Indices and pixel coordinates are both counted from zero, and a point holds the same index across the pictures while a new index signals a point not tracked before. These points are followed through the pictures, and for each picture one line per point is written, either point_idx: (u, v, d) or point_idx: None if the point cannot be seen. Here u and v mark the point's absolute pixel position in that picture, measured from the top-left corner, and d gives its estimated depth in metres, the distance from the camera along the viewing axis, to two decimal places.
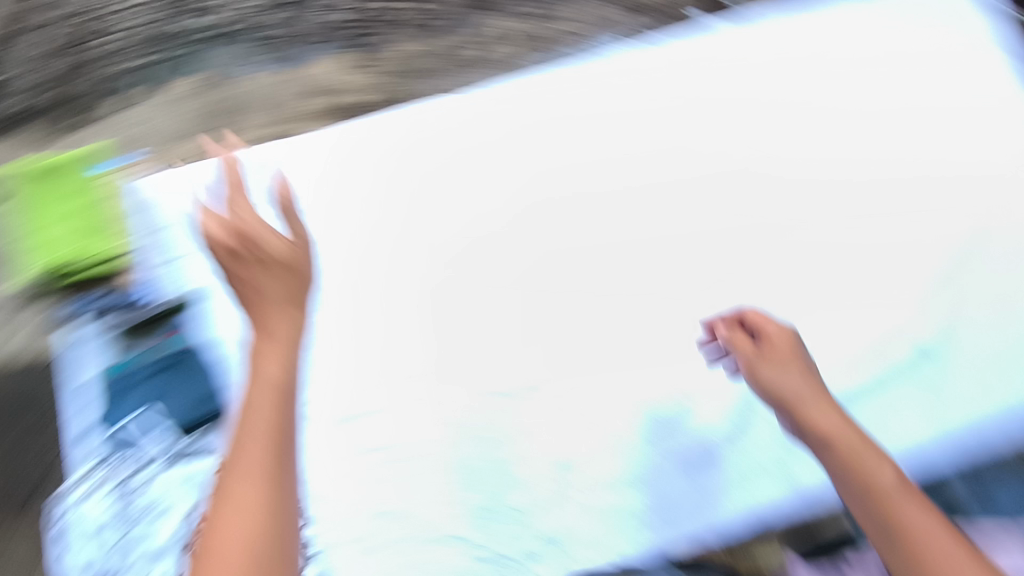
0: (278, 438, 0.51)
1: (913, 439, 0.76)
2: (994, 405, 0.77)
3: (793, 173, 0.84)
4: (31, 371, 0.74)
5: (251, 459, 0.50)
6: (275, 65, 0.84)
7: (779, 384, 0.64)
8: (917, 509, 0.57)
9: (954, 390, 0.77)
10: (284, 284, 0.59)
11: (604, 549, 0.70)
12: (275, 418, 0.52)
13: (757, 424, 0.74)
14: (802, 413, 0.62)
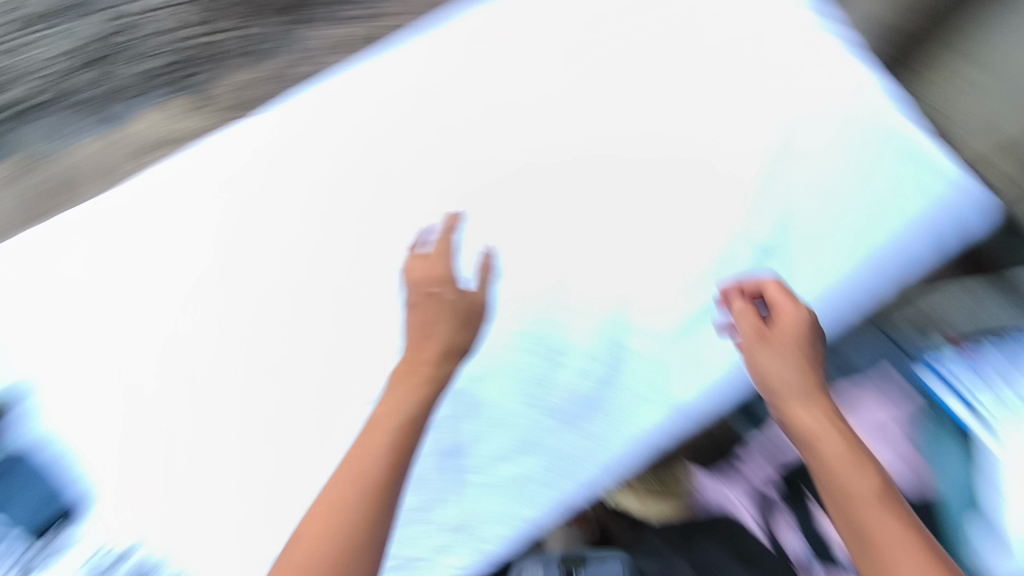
0: (366, 479, 0.57)
1: None
2: (835, 276, 0.79)
3: (625, 118, 0.82)
4: None
5: (331, 498, 0.56)
6: (94, 128, 0.81)
7: (763, 363, 0.67)
8: (860, 475, 0.58)
9: (793, 274, 0.79)
10: (448, 315, 0.68)
11: (506, 521, 0.71)
12: (409, 434, 0.61)
13: (620, 358, 0.74)
14: (778, 395, 0.65)
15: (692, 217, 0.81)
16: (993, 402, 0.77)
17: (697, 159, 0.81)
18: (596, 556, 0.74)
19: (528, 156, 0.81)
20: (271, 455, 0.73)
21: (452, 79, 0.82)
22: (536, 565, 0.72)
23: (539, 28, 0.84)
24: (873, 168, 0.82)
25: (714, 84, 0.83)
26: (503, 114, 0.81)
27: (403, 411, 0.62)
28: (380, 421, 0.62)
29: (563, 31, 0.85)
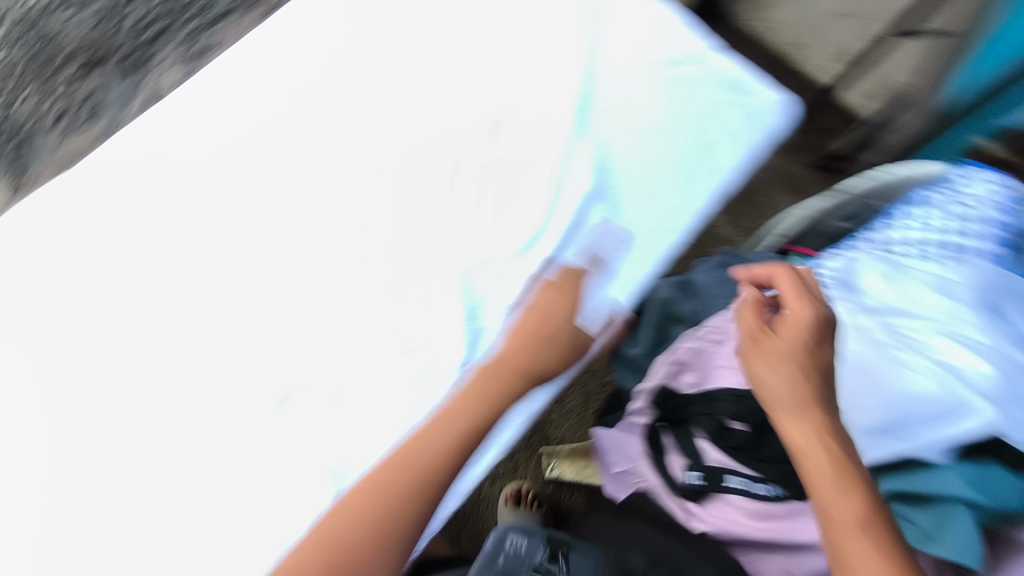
0: (417, 469, 0.62)
1: (630, 280, 0.78)
2: (680, 209, 0.81)
3: (449, 109, 0.83)
4: None
5: (371, 485, 0.61)
6: None
7: (759, 367, 0.59)
8: (845, 499, 0.52)
9: (642, 216, 0.80)
10: (547, 308, 0.72)
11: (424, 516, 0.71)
12: (491, 396, 0.67)
13: (489, 334, 0.75)
14: (773, 400, 0.57)
15: (530, 168, 0.80)
16: (838, 286, 0.71)
17: (523, 129, 0.82)
18: (578, 547, 0.64)
19: (353, 150, 0.82)
20: (138, 516, 0.68)
21: (267, 100, 0.84)
22: (522, 535, 0.65)
23: (340, 39, 0.88)
24: (687, 108, 0.86)
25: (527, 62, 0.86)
26: (320, 120, 0.83)
27: (552, 337, 0.70)
28: (503, 358, 0.69)
29: (383, 50, 0.87)
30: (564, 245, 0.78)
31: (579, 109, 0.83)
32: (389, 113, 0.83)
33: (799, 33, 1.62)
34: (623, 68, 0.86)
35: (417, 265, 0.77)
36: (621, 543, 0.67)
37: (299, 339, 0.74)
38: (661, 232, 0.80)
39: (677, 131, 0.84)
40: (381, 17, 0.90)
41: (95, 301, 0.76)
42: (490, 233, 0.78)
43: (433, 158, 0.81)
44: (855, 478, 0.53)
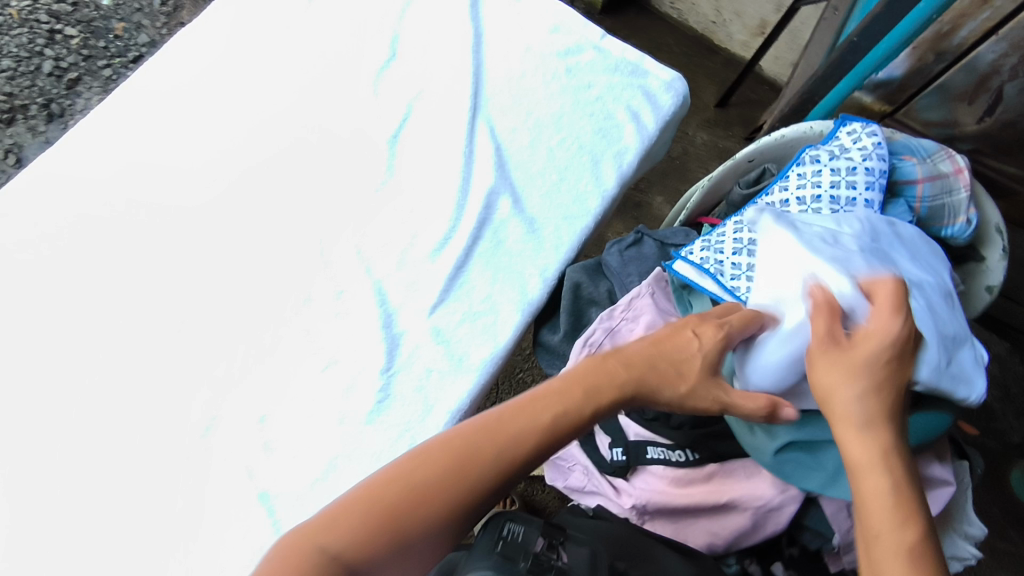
0: (471, 458, 0.50)
1: (545, 269, 0.79)
2: (584, 192, 0.83)
3: (343, 126, 0.84)
4: None
5: (421, 463, 0.49)
6: None
7: (824, 360, 0.55)
8: (898, 521, 0.45)
9: (549, 206, 0.82)
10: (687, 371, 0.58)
11: None
12: (581, 392, 0.54)
13: (409, 337, 0.75)
14: (831, 404, 0.53)
15: (429, 175, 0.82)
16: (714, 254, 0.72)
17: (415, 140, 0.84)
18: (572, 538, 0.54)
19: (255, 177, 0.82)
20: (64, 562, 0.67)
21: (164, 130, 0.84)
22: (519, 521, 0.51)
23: (233, 64, 0.88)
24: (577, 98, 0.87)
25: (416, 73, 0.87)
26: (220, 144, 0.83)
27: (692, 360, 0.59)
28: (627, 358, 0.58)
29: (275, 74, 0.88)
30: (476, 241, 0.79)
31: (475, 111, 0.85)
32: (289, 132, 0.84)
33: (717, 11, 1.64)
34: (515, 68, 0.88)
35: (323, 281, 0.77)
36: (605, 531, 0.61)
37: (217, 366, 0.74)
38: (568, 215, 0.82)
39: (571, 119, 0.86)
40: (271, 38, 0.90)
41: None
42: (397, 240, 0.79)
43: (338, 172, 0.82)
44: (908, 502, 0.46)
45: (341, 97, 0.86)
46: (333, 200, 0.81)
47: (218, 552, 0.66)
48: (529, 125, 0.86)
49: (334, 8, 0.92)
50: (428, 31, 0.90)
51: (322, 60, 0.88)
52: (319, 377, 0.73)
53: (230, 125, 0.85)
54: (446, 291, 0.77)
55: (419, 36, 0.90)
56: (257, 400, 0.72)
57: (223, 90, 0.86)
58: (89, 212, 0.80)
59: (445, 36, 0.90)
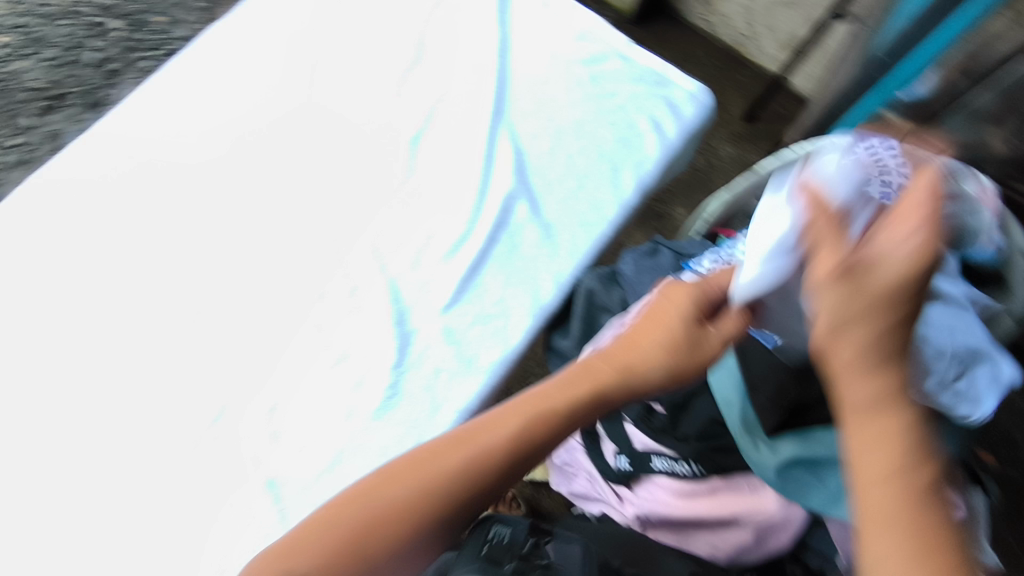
0: (433, 483, 0.51)
1: (559, 275, 0.80)
2: (602, 200, 0.83)
3: (368, 126, 0.86)
4: None
5: (401, 479, 0.51)
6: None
7: (846, 334, 0.43)
8: (900, 508, 0.42)
9: (566, 212, 0.82)
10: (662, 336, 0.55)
11: None
12: (545, 414, 0.54)
13: (420, 335, 0.76)
14: (834, 374, 0.45)
15: (449, 177, 0.83)
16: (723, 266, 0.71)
17: (438, 142, 0.85)
18: (561, 535, 0.55)
19: (281, 173, 0.84)
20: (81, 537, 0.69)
21: (195, 123, 0.86)
22: (504, 524, 0.53)
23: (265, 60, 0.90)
24: (600, 107, 0.88)
25: (442, 76, 0.89)
26: (249, 139, 0.85)
27: (669, 326, 0.55)
28: (606, 353, 0.57)
29: (304, 72, 0.90)
30: (491, 243, 0.80)
31: (498, 114, 0.86)
32: (315, 130, 0.86)
33: (748, 23, 1.63)
34: (540, 72, 0.89)
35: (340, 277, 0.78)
36: (604, 529, 0.63)
37: (234, 356, 0.76)
38: (586, 222, 0.82)
39: (592, 127, 0.87)
40: (302, 37, 0.92)
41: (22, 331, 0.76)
42: (414, 239, 0.80)
43: (360, 171, 0.84)
44: (910, 489, 0.42)
45: (368, 98, 0.87)
46: (354, 198, 0.82)
47: (227, 536, 0.68)
48: (551, 132, 0.86)
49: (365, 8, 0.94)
50: (457, 34, 0.91)
51: (351, 60, 0.90)
52: (332, 371, 0.74)
53: (259, 120, 0.87)
54: (460, 292, 0.78)
55: (447, 40, 0.91)
56: (270, 391, 0.74)
57: (254, 86, 0.88)
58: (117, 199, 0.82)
59: (473, 40, 0.90)
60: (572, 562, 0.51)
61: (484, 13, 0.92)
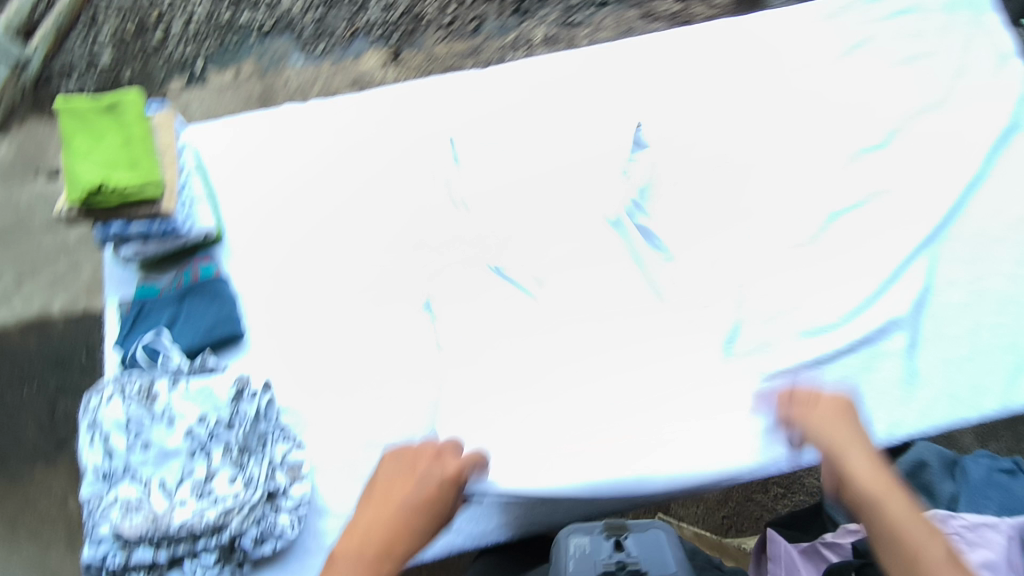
0: None
1: (895, 423, 0.75)
2: (993, 394, 0.77)
3: (789, 192, 0.86)
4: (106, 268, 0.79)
5: None
6: (344, 52, 1.44)
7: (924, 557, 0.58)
8: None
9: (938, 372, 0.78)
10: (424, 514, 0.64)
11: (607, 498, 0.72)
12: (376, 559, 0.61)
13: (732, 386, 0.77)
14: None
15: (835, 276, 0.82)
16: None
17: (846, 246, 0.83)
18: (637, 528, 0.64)
19: (692, 175, 0.87)
20: (382, 356, 0.77)
21: (653, 82, 0.91)
22: (582, 535, 0.63)
23: (743, 65, 0.93)
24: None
25: (887, 190, 0.86)
26: (685, 131, 0.89)
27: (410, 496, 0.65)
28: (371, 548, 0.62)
29: (764, 108, 0.91)
30: (850, 351, 0.78)
31: (929, 240, 0.83)
32: (745, 151, 0.88)
33: None
34: (992, 232, 0.84)
35: (692, 294, 0.81)
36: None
37: (576, 298, 0.80)
38: (954, 396, 0.77)
39: (1007, 317, 0.80)
40: (785, 58, 0.93)
41: (437, 165, 0.86)
42: (775, 299, 0.81)
43: (765, 209, 0.85)
44: None
45: (807, 166, 0.88)
46: (746, 227, 0.84)
47: (477, 412, 0.75)
48: (956, 300, 0.81)
49: (851, 86, 0.92)
50: (919, 163, 0.87)
51: (812, 128, 0.90)
52: (646, 371, 0.77)
53: (693, 123, 0.89)
54: (795, 365, 0.78)
55: (911, 164, 0.87)
56: (584, 345, 0.78)
57: (714, 91, 0.91)
58: (556, 93, 0.90)
59: (935, 178, 0.86)
60: (655, 543, 0.62)
61: (961, 160, 0.87)
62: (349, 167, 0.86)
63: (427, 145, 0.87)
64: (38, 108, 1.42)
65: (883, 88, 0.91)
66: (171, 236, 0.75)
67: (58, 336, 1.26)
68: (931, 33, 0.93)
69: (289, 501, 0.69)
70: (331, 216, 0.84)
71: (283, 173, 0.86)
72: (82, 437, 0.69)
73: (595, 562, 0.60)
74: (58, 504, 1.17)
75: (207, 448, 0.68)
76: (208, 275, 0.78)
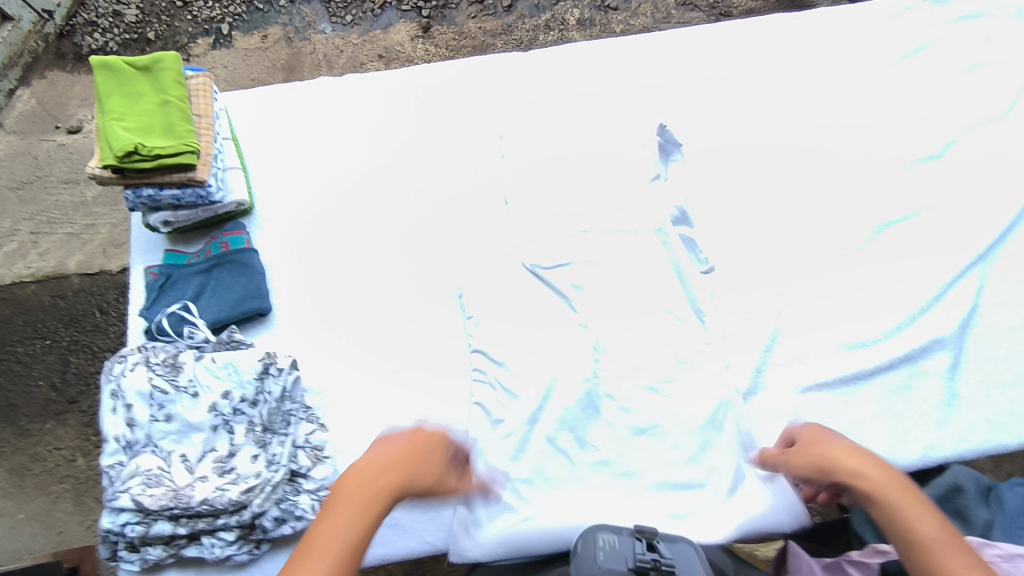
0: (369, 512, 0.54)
1: (931, 445, 0.73)
2: None
3: (834, 199, 0.83)
4: (136, 234, 0.78)
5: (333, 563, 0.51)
6: (374, 22, 1.41)
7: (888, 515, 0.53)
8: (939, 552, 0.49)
9: (976, 396, 0.76)
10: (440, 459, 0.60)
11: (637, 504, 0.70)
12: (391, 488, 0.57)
13: (766, 396, 0.75)
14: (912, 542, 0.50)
15: (877, 290, 0.79)
16: None
17: (889, 259, 0.81)
18: (666, 535, 0.60)
19: (733, 175, 0.84)
20: (408, 341, 0.76)
21: (701, 79, 0.89)
22: (611, 532, 0.58)
23: (795, 66, 0.90)
24: None
25: (935, 203, 0.83)
26: (728, 131, 0.87)
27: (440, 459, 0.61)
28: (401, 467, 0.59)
29: (812, 111, 0.88)
30: (890, 368, 0.76)
31: (979, 258, 0.80)
32: (791, 153, 0.86)
33: None
34: None
35: (727, 300, 0.79)
36: None
37: (609, 294, 0.77)
38: (992, 421, 0.75)
39: None
40: (839, 61, 0.90)
41: (473, 151, 0.84)
42: (813, 309, 0.78)
43: (812, 214, 0.83)
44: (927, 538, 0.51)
45: (854, 173, 0.85)
46: (786, 233, 0.82)
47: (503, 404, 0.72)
48: (999, 322, 0.78)
49: (902, 94, 0.89)
50: (969, 178, 0.84)
51: (861, 134, 0.87)
52: (680, 375, 0.74)
53: (737, 123, 0.87)
54: (832, 380, 0.75)
55: (961, 178, 0.84)
56: (616, 343, 0.76)
57: (760, 91, 0.89)
58: (598, 87, 0.88)
59: (984, 195, 0.83)
60: (686, 552, 0.58)
61: (1012, 178, 0.84)
62: (386, 145, 0.84)
63: (464, 129, 0.86)
64: (61, 61, 1.39)
65: (935, 99, 0.88)
66: (203, 203, 0.73)
67: (73, 293, 1.24)
68: (985, 48, 0.91)
69: (310, 484, 0.67)
70: (377, 201, 0.81)
71: (316, 146, 0.83)
72: (103, 404, 0.67)
73: (626, 555, 0.55)
74: (66, 462, 1.17)
75: (231, 424, 0.67)
76: (237, 245, 0.76)
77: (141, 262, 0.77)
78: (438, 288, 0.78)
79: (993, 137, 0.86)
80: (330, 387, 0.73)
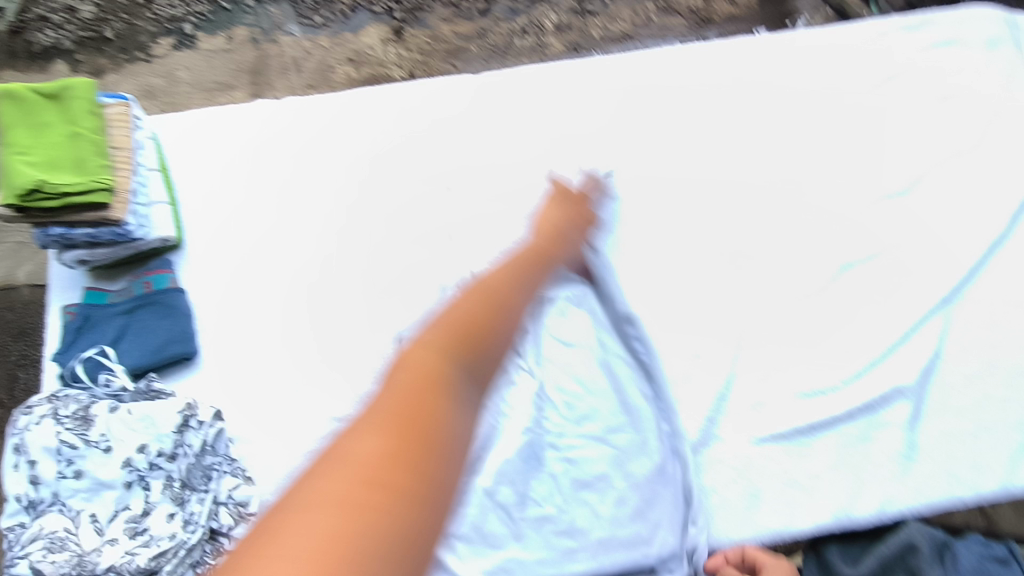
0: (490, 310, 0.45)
1: (887, 500, 0.71)
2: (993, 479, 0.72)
3: (798, 234, 0.80)
4: (53, 269, 0.73)
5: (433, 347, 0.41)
6: (342, 24, 1.35)
7: None
8: None
9: (936, 448, 0.73)
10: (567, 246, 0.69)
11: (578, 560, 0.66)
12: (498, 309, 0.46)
13: (718, 447, 0.72)
14: None
15: (840, 332, 0.76)
16: None
17: (852, 299, 0.78)
18: None
19: (694, 207, 0.81)
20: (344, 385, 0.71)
21: (668, 104, 0.85)
22: None
23: (764, 92, 0.87)
24: None
25: (902, 240, 0.80)
26: (692, 159, 0.83)
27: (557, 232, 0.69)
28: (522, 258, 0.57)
29: (780, 140, 0.84)
30: (848, 418, 0.73)
31: (944, 301, 0.77)
32: (755, 184, 0.82)
33: None
34: (1006, 295, 0.78)
35: (683, 342, 0.75)
36: None
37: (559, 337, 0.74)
38: (950, 474, 0.72)
39: (1013, 391, 0.75)
40: (812, 86, 0.87)
41: (421, 178, 0.79)
42: (772, 352, 0.75)
43: (776, 251, 0.79)
44: None
45: (820, 206, 0.81)
46: (747, 270, 0.78)
47: None
48: (963, 369, 0.75)
49: (874, 123, 0.85)
50: (937, 214, 0.81)
51: (829, 165, 0.83)
52: (632, 426, 0.71)
53: (702, 152, 0.83)
54: (788, 432, 0.72)
55: (929, 214, 0.81)
56: (563, 390, 0.72)
57: (727, 118, 0.85)
58: (558, 109, 0.84)
59: (952, 232, 0.80)
60: None
61: (981, 215, 0.81)
62: (329, 170, 0.79)
63: (412, 155, 0.80)
64: (13, 60, 1.33)
65: (907, 130, 0.85)
66: (123, 241, 0.68)
67: (19, 306, 1.19)
68: (959, 78, 0.88)
69: (232, 543, 0.63)
70: (318, 232, 0.77)
71: (256, 172, 0.79)
72: (6, 460, 0.62)
73: None
74: None
75: (146, 481, 0.62)
76: (162, 286, 0.72)
77: (58, 299, 0.72)
78: (379, 326, 0.73)
79: (962, 170, 0.83)
80: (261, 435, 0.69)
